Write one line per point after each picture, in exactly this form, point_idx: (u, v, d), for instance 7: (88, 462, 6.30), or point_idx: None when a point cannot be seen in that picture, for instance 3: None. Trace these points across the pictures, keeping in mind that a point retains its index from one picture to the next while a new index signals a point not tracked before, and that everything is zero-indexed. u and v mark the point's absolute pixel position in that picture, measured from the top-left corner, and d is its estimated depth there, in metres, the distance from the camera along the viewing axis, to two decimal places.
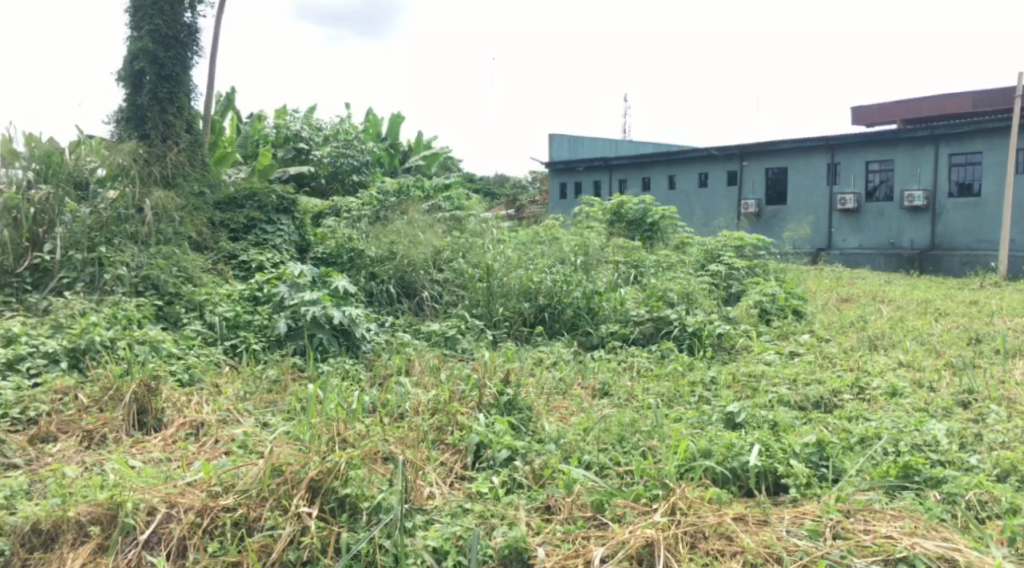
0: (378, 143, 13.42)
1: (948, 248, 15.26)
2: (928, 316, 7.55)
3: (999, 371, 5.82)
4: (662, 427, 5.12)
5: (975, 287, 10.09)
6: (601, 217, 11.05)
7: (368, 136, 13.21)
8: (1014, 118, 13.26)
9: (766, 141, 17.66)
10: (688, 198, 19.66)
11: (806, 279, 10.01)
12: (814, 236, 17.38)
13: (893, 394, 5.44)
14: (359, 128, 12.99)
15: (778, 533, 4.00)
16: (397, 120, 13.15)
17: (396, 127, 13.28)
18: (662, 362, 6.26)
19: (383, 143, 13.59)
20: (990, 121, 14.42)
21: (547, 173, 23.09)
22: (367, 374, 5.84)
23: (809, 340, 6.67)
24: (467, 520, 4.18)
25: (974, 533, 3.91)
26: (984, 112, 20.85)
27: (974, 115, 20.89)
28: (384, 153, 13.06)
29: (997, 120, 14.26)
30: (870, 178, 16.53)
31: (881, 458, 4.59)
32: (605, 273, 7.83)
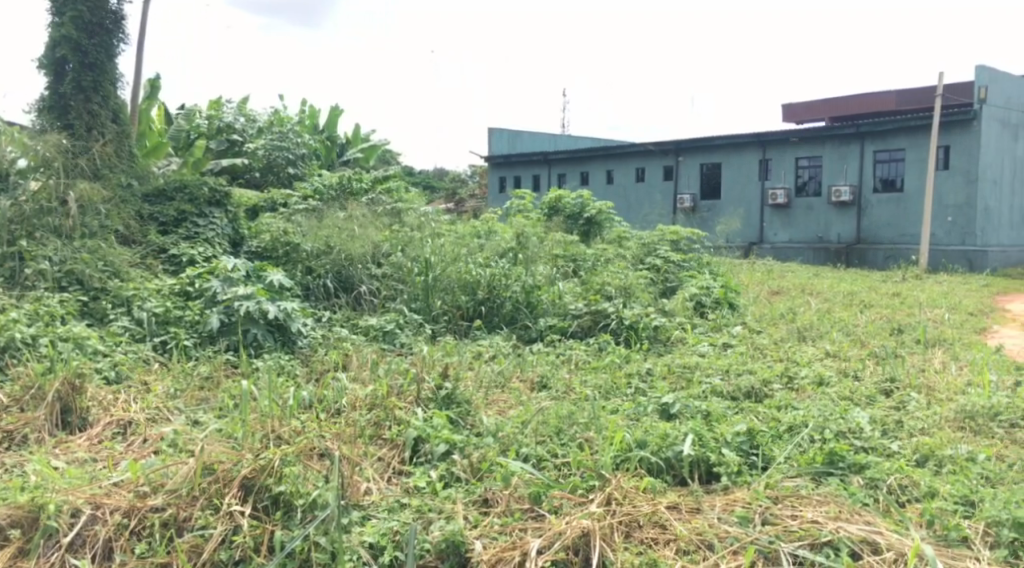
0: (315, 135, 13.21)
1: (873, 241, 15.81)
2: (854, 308, 7.81)
3: (918, 360, 6.06)
4: (599, 419, 5.18)
5: (897, 279, 10.50)
6: (539, 211, 11.11)
7: (304, 128, 13.00)
8: (933, 117, 13.75)
9: (701, 137, 17.99)
10: (625, 193, 19.90)
11: (739, 272, 10.26)
12: (747, 230, 17.80)
13: (820, 383, 5.62)
14: (295, 120, 12.76)
15: (710, 521, 4.10)
16: (334, 112, 13.01)
17: (333, 120, 13.10)
18: (600, 354, 6.33)
19: (320, 135, 13.37)
20: (912, 119, 14.93)
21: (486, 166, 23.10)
22: (303, 370, 5.75)
23: (742, 332, 6.83)
24: (404, 515, 4.17)
25: (894, 517, 4.07)
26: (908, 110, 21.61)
27: (898, 113, 21.67)
28: (320, 146, 12.86)
29: (919, 118, 14.77)
30: (800, 173, 16.99)
31: (808, 445, 4.74)
32: (543, 266, 7.86)
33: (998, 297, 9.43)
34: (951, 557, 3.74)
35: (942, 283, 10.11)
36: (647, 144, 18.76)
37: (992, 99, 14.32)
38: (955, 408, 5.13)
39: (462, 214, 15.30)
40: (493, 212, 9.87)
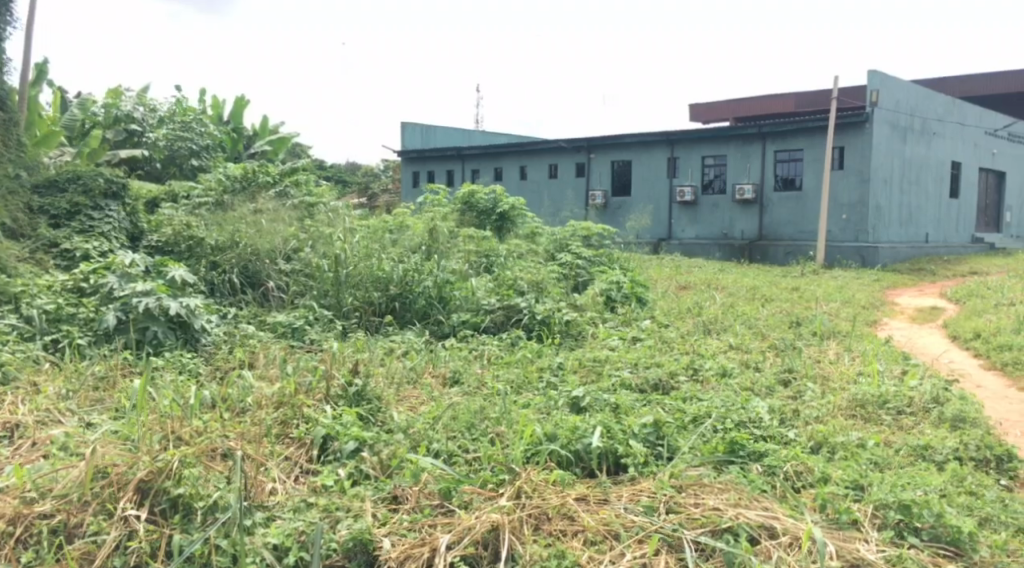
0: (219, 126, 12.81)
1: (774, 238, 16.44)
2: (756, 302, 8.10)
3: (814, 351, 6.33)
4: (510, 414, 5.20)
5: (796, 274, 10.95)
6: (452, 206, 11.06)
7: (208, 118, 12.58)
8: (828, 120, 14.38)
9: (612, 134, 18.29)
10: (538, 188, 20.07)
11: (649, 268, 10.50)
12: (656, 227, 18.23)
13: (723, 374, 5.81)
14: (199, 110, 12.33)
15: (617, 511, 4.18)
16: (241, 103, 12.62)
17: (239, 111, 12.73)
18: (512, 349, 6.36)
19: (225, 127, 12.97)
20: (810, 121, 15.59)
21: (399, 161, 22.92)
22: (206, 368, 5.58)
23: (650, 326, 6.99)
24: (311, 515, 4.09)
25: (790, 502, 4.24)
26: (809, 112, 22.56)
27: (800, 115, 22.59)
28: (226, 137, 12.50)
29: (816, 120, 15.43)
30: (706, 171, 17.49)
31: (711, 435, 4.89)
32: (456, 262, 7.84)
33: (888, 291, 9.97)
34: (842, 539, 3.91)
35: (838, 278, 10.61)
36: (559, 141, 18.96)
37: (883, 103, 15.06)
38: (847, 397, 5.38)
39: (375, 209, 15.12)
40: (405, 206, 9.78)
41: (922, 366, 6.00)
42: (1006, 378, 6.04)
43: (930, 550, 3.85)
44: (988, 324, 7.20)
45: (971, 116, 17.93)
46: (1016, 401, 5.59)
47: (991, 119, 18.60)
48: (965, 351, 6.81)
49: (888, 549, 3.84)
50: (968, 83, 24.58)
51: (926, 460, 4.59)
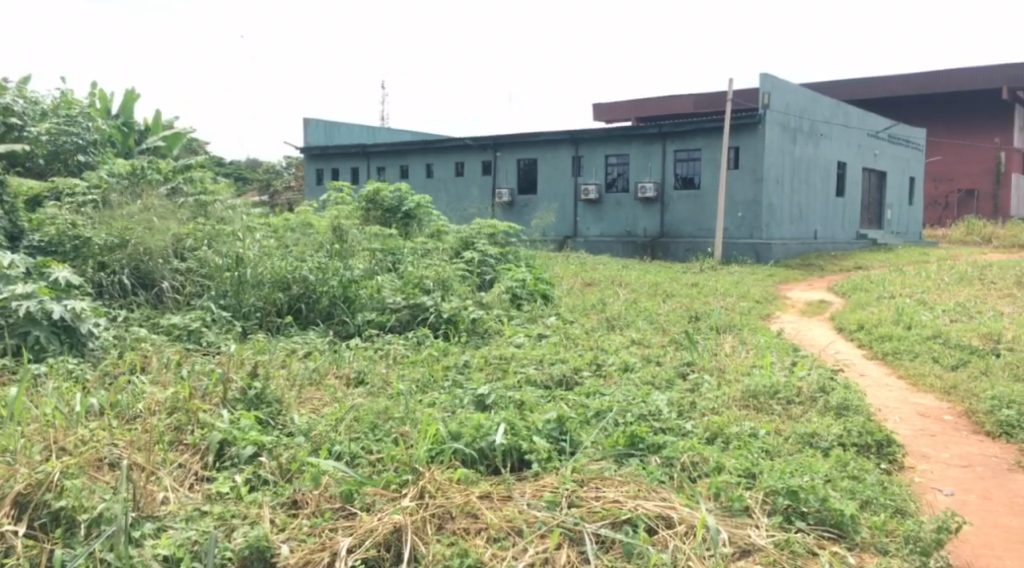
0: (107, 120, 12.18)
1: (674, 235, 16.89)
2: (657, 298, 8.31)
3: (711, 345, 6.54)
4: (415, 413, 5.15)
5: (696, 270, 11.27)
6: (356, 204, 10.89)
7: (95, 112, 11.98)
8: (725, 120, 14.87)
9: (518, 133, 18.38)
10: (444, 186, 20.01)
11: (555, 265, 10.62)
12: (562, 224, 18.44)
13: (625, 369, 5.94)
14: (84, 103, 11.70)
15: (520, 507, 4.20)
16: (131, 96, 12.03)
17: (129, 104, 12.16)
18: (418, 348, 6.32)
19: (113, 121, 12.33)
20: (708, 122, 16.10)
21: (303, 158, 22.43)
22: (94, 374, 5.34)
23: (555, 323, 7.07)
24: (204, 523, 3.95)
25: (686, 491, 4.37)
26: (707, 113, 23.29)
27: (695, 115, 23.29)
28: (114, 132, 11.95)
29: (713, 121, 15.95)
30: (609, 170, 17.79)
31: (612, 429, 4.97)
32: (362, 260, 7.73)
33: (780, 285, 10.39)
34: (734, 526, 4.05)
35: (735, 274, 10.99)
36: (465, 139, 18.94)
37: (774, 105, 15.67)
38: (741, 388, 5.58)
39: (279, 207, 14.76)
40: (306, 204, 9.55)
41: (810, 357, 6.28)
42: (887, 367, 6.39)
43: (815, 533, 4.04)
44: (870, 316, 7.60)
45: (855, 118, 18.89)
46: (895, 389, 5.92)
47: (873, 121, 19.64)
48: (850, 342, 7.16)
49: (777, 534, 3.99)
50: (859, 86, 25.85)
51: (813, 447, 4.80)
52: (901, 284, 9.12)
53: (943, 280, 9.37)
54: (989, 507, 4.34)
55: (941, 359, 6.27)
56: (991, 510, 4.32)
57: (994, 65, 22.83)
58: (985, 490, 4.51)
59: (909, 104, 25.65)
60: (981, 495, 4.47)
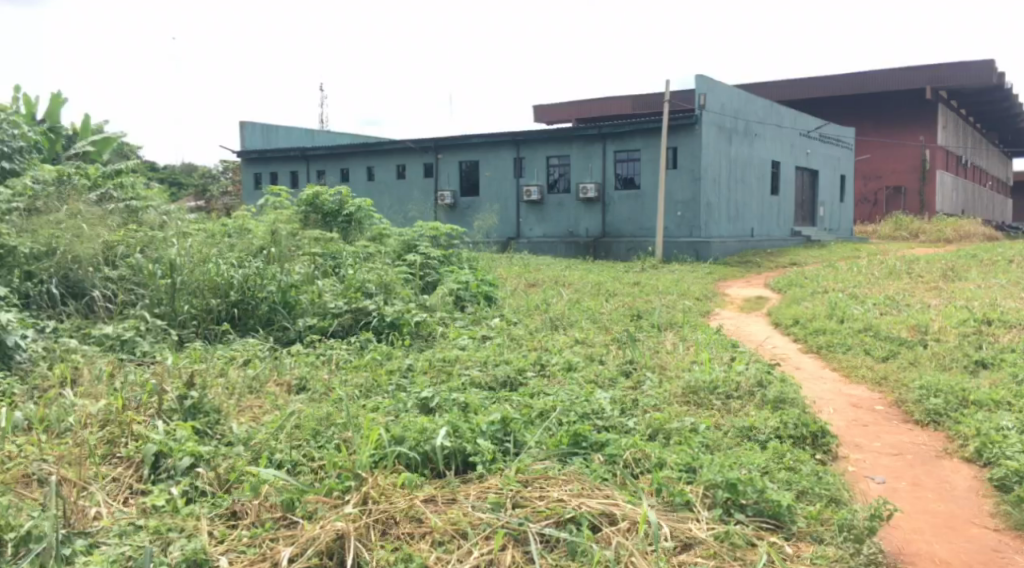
0: (33, 125, 11.78)
1: (616, 235, 17.08)
2: (600, 297, 8.39)
3: (652, 342, 6.63)
4: (357, 418, 5.09)
5: (638, 269, 11.42)
6: (295, 207, 10.74)
7: (20, 117, 11.58)
8: (663, 121, 15.10)
9: (459, 135, 18.35)
10: (386, 189, 19.88)
11: (498, 266, 10.64)
12: (504, 225, 18.49)
13: (568, 368, 5.98)
14: (8, 107, 11.29)
15: (464, 509, 4.19)
16: (58, 100, 11.65)
17: (55, 109, 11.77)
18: (361, 353, 6.27)
19: (39, 126, 11.93)
20: (646, 123, 16.31)
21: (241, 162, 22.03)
22: (21, 388, 5.15)
23: (499, 324, 7.08)
24: (138, 538, 3.83)
25: (629, 488, 4.42)
26: (649, 114, 23.61)
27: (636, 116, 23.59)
28: (41, 138, 11.55)
29: (651, 122, 16.18)
30: (551, 171, 17.88)
31: (556, 428, 5.00)
32: (301, 265, 7.62)
33: (719, 283, 10.59)
34: (676, 521, 4.11)
35: (676, 272, 11.16)
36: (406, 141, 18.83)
37: (710, 106, 15.97)
38: (682, 384, 5.67)
39: (218, 212, 14.45)
40: (244, 209, 9.37)
41: (748, 352, 6.42)
42: (821, 360, 6.56)
43: (754, 525, 4.12)
44: (804, 311, 7.81)
45: (787, 118, 19.36)
46: (828, 381, 6.09)
47: (805, 121, 20.17)
48: (787, 336, 7.35)
49: (717, 527, 4.06)
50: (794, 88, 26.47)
51: (751, 440, 4.90)
52: (833, 279, 9.40)
53: (874, 274, 9.67)
54: (917, 494, 4.49)
55: (872, 351, 6.47)
56: (919, 496, 4.47)
57: (919, 66, 23.71)
58: (914, 477, 4.67)
59: (843, 104, 26.39)
60: (911, 482, 4.62)
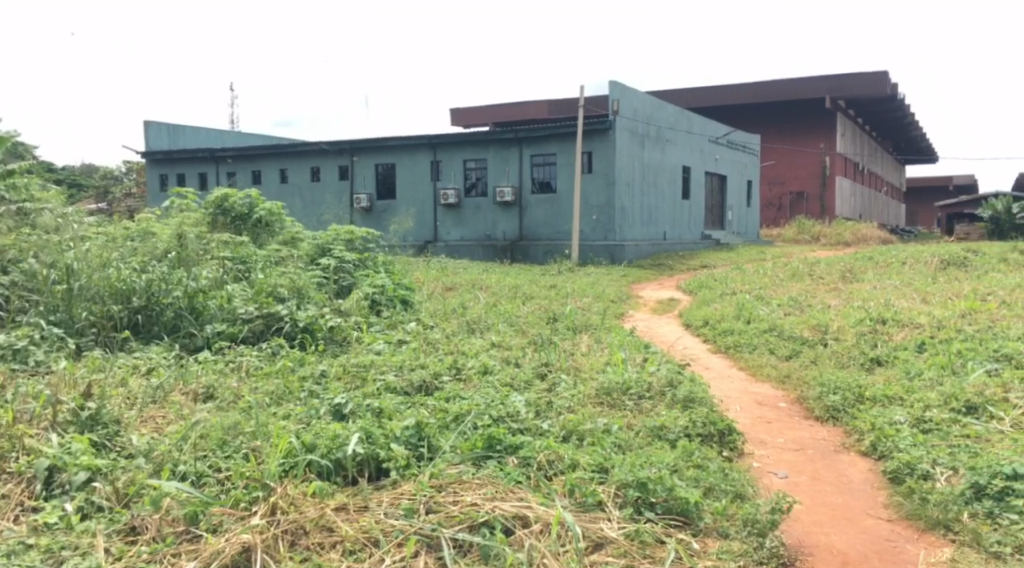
0: None
1: (533, 238, 17.22)
2: (517, 300, 8.44)
3: (568, 345, 6.70)
4: (266, 427, 4.96)
5: (554, 272, 11.53)
6: (202, 210, 10.41)
7: None
8: (579, 125, 15.29)
9: (374, 137, 18.18)
10: (300, 192, 19.54)
11: (415, 270, 10.56)
12: (421, 229, 18.40)
13: (484, 372, 5.98)
14: None
15: (376, 517, 4.12)
16: None
17: None
18: (272, 359, 6.13)
19: None
20: (561, 128, 16.49)
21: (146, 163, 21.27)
22: None
23: (415, 328, 7.04)
24: (28, 557, 3.64)
25: (543, 490, 4.43)
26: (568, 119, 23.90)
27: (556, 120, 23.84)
28: None
29: (566, 126, 16.36)
30: (468, 175, 17.89)
31: (471, 432, 4.97)
32: (209, 269, 7.39)
33: (633, 285, 10.79)
34: (587, 521, 4.14)
35: (592, 274, 11.33)
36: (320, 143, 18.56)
37: (623, 111, 16.25)
38: (596, 386, 5.75)
39: (114, 214, 15.67)
40: (147, 211, 9.03)
41: (660, 353, 6.56)
42: (729, 360, 6.76)
43: (663, 522, 4.20)
44: (714, 312, 8.04)
45: (697, 124, 19.87)
46: (736, 380, 6.28)
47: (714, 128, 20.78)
48: (697, 337, 7.54)
49: (627, 526, 4.12)
50: (707, 96, 27.13)
51: (661, 439, 5.00)
52: (741, 281, 9.71)
53: (778, 275, 10.04)
54: (817, 487, 4.67)
55: (776, 350, 6.70)
56: (819, 489, 4.64)
57: (819, 75, 24.70)
58: (814, 471, 4.85)
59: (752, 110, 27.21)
60: (811, 476, 4.80)
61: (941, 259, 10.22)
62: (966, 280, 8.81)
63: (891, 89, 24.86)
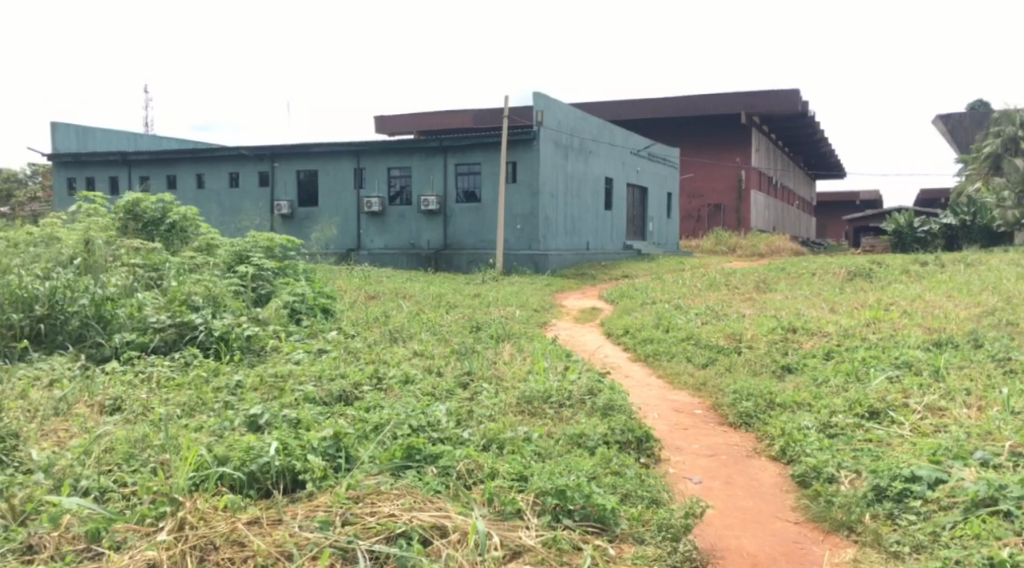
0: None
1: (457, 247, 17.21)
2: (441, 309, 8.43)
3: (491, 353, 6.72)
4: (176, 439, 4.80)
5: (478, 281, 11.55)
6: (112, 216, 10.06)
7: None
8: (504, 136, 15.37)
9: (295, 143, 17.90)
10: (218, 198, 19.08)
11: (337, 278, 10.43)
12: (344, 237, 18.17)
13: (405, 381, 5.93)
14: None
15: (290, 530, 4.00)
16: None
17: None
18: (185, 369, 5.96)
19: None
20: (486, 137, 16.57)
21: (54, 166, 20.42)
22: None
23: (336, 337, 6.95)
24: None
25: (462, 499, 4.39)
26: None
27: None
28: None
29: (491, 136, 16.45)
30: (392, 183, 17.77)
31: (390, 442, 4.90)
32: (118, 276, 7.13)
33: (556, 295, 10.90)
34: (506, 529, 4.12)
35: (515, 283, 11.40)
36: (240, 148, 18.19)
37: (547, 122, 16.41)
38: (517, 394, 5.77)
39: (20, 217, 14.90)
40: (53, 216, 8.67)
41: (581, 362, 6.64)
42: (648, 368, 6.89)
43: (580, 529, 4.22)
44: (634, 321, 8.18)
45: (620, 136, 20.23)
46: (654, 388, 6.41)
47: (636, 140, 21.20)
48: (617, 345, 7.67)
49: (545, 533, 4.11)
50: (632, 110, 27.66)
51: (581, 447, 5.05)
52: (660, 291, 9.93)
53: (696, 285, 10.30)
54: (729, 491, 4.79)
55: (693, 359, 6.86)
56: (731, 494, 4.76)
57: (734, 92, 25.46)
58: (727, 476, 4.97)
59: (671, 125, 27.81)
60: (724, 481, 4.92)
61: (848, 270, 10.66)
62: (870, 290, 9.23)
63: (802, 106, 25.84)
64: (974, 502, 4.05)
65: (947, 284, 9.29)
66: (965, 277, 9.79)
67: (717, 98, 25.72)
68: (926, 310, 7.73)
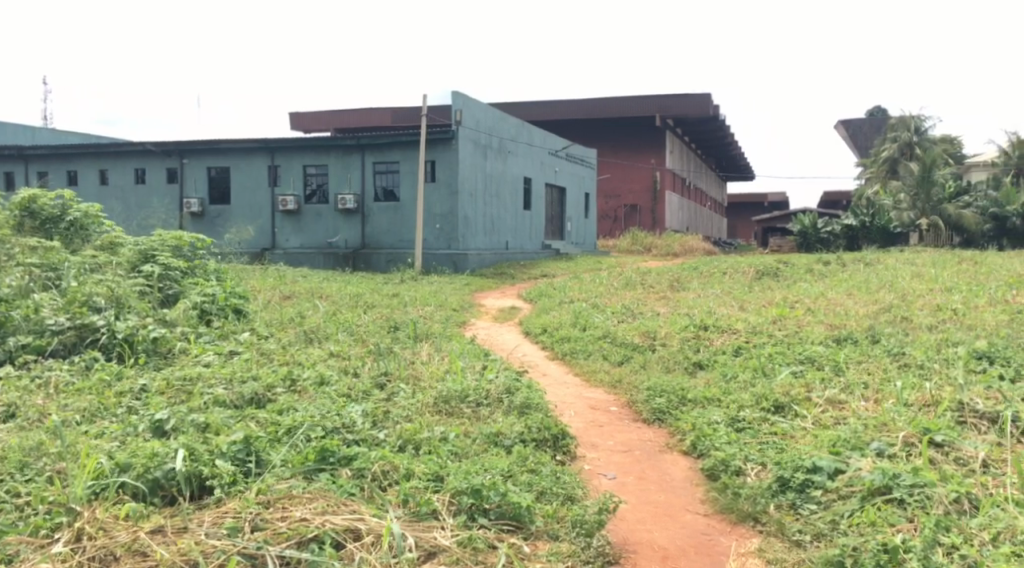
0: None
1: (375, 247, 17.02)
2: (358, 309, 8.32)
3: (408, 354, 6.67)
4: (74, 446, 4.59)
5: (396, 281, 11.47)
6: (5, 212, 9.55)
7: None
8: (422, 134, 15.27)
9: (205, 140, 17.38)
10: (123, 195, 18.36)
11: (250, 278, 10.17)
12: (258, 236, 17.76)
13: (321, 383, 5.83)
14: None
15: (196, 538, 3.86)
16: None
17: None
18: (86, 373, 5.71)
19: None
20: (403, 136, 16.44)
21: None
22: None
23: (249, 338, 6.77)
24: None
25: (376, 501, 4.33)
26: None
27: None
28: None
29: (408, 135, 16.34)
30: (308, 181, 17.44)
31: (303, 445, 4.79)
32: (12, 277, 6.78)
33: (475, 294, 10.90)
34: (421, 530, 4.08)
35: (433, 282, 11.35)
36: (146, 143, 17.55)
37: (466, 121, 16.39)
38: (434, 395, 5.74)
39: None
40: None
41: (499, 361, 6.66)
42: (565, 366, 6.96)
43: (496, 528, 4.21)
44: (551, 320, 8.25)
45: (539, 136, 20.37)
46: (570, 386, 6.48)
47: (555, 141, 21.39)
48: (536, 344, 7.72)
49: (460, 533, 4.08)
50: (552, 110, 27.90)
51: (497, 446, 5.05)
52: (577, 290, 10.05)
53: (613, 284, 10.47)
54: (642, 486, 4.88)
55: (609, 356, 6.97)
56: (644, 488, 4.85)
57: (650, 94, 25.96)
58: (640, 472, 5.06)
59: (590, 126, 28.13)
60: (637, 476, 5.01)
61: (757, 269, 11.04)
62: (778, 288, 9.57)
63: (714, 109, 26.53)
64: (870, 491, 4.25)
65: (849, 282, 9.72)
66: (863, 276, 10.25)
67: (634, 100, 26.18)
68: (828, 307, 8.06)
